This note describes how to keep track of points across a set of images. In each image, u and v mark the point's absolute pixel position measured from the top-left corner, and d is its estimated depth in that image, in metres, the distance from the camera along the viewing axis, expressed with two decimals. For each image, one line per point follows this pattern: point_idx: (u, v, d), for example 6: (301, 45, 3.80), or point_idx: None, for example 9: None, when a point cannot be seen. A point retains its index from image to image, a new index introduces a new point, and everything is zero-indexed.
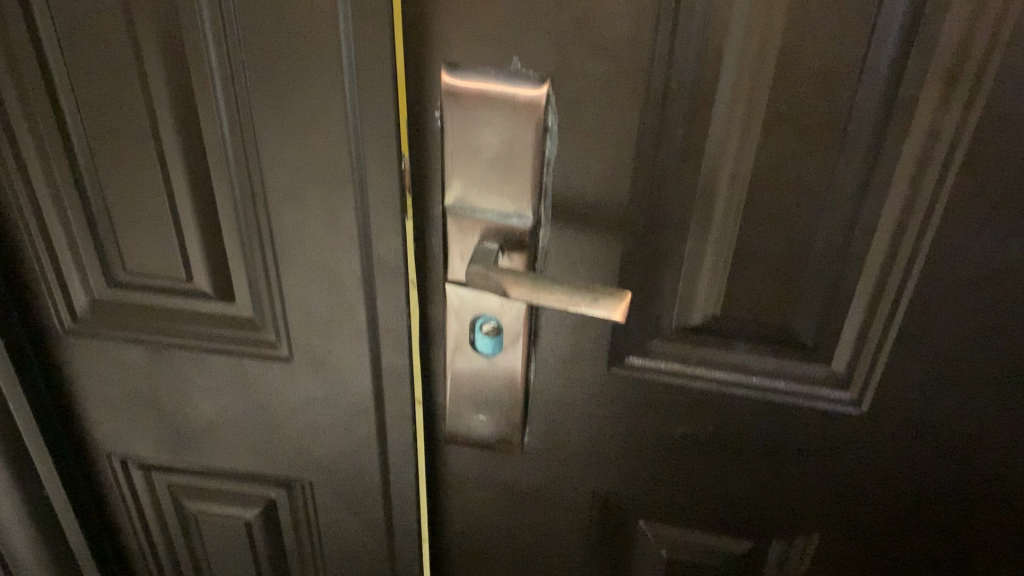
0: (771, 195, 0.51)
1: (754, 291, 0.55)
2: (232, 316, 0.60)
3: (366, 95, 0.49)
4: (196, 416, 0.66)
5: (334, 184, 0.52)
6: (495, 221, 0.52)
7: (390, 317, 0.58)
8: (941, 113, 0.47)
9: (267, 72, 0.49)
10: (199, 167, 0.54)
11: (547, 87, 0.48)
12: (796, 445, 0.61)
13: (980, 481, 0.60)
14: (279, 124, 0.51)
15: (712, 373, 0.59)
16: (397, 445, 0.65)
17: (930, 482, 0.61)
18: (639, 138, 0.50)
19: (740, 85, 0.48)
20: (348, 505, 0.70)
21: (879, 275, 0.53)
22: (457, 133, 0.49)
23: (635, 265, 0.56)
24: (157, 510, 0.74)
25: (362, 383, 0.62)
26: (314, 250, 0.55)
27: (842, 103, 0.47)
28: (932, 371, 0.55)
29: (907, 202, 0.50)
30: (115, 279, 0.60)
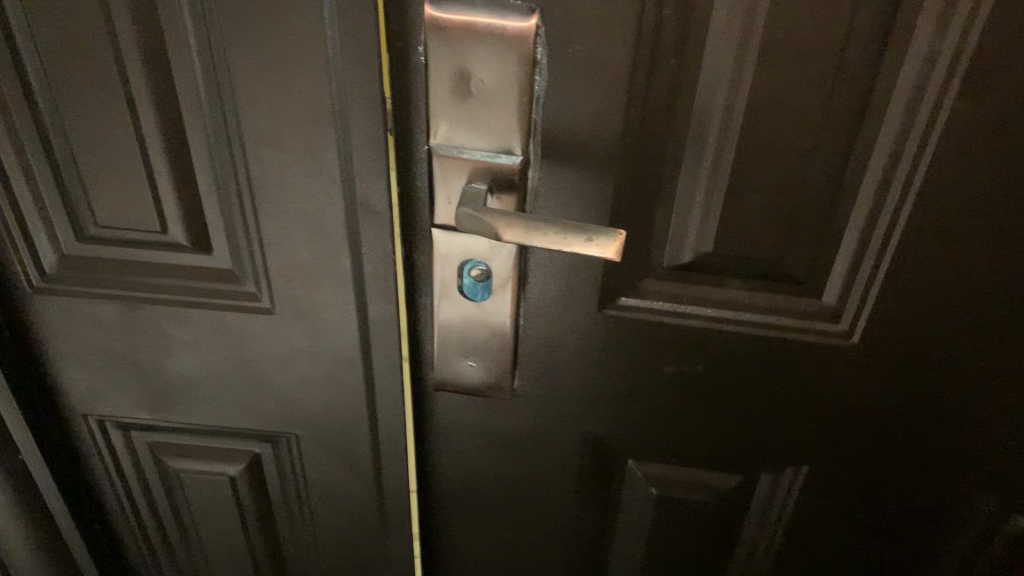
0: (766, 127, 0.50)
1: (746, 228, 0.54)
2: (210, 268, 0.58)
3: (346, 33, 0.47)
4: (175, 371, 0.64)
5: (315, 126, 0.50)
6: (483, 161, 0.51)
7: (376, 265, 0.56)
8: (940, 38, 0.46)
9: (240, 9, 0.46)
10: (171, 112, 0.51)
11: (536, 19, 0.46)
12: (786, 378, 0.61)
13: (968, 408, 0.61)
14: (255, 64, 0.48)
15: (704, 311, 0.59)
16: (385, 393, 0.64)
17: (919, 412, 0.61)
18: (632, 70, 0.49)
19: (736, 14, 0.46)
20: (335, 456, 0.69)
21: (872, 206, 0.53)
22: (442, 69, 0.48)
23: (626, 205, 0.54)
24: (138, 469, 0.72)
25: (348, 332, 0.60)
26: (295, 197, 0.53)
27: (840, 30, 0.46)
28: (922, 301, 0.56)
29: (903, 131, 0.49)
30: (85, 234, 0.57)
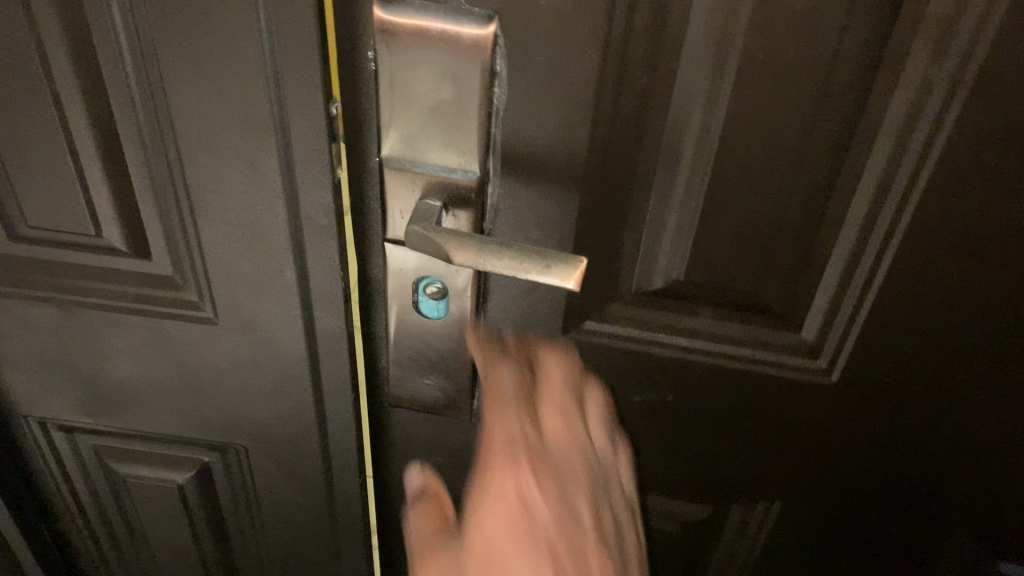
0: (743, 152, 0.46)
1: (720, 256, 0.51)
2: (150, 274, 0.55)
3: (286, 34, 0.43)
4: (116, 377, 0.60)
5: (254, 132, 0.46)
6: (439, 175, 0.47)
7: (322, 278, 0.53)
8: (935, 64, 0.42)
9: (170, 6, 0.42)
10: (102, 110, 0.47)
11: (495, 25, 0.42)
12: (761, 411, 0.58)
13: (952, 450, 0.57)
14: (187, 64, 0.44)
15: (673, 339, 0.55)
16: (337, 407, 0.61)
17: (900, 449, 0.58)
18: (599, 87, 0.44)
19: (713, 29, 0.42)
20: (286, 469, 0.66)
21: (856, 239, 0.49)
22: (392, 76, 0.44)
23: (592, 226, 0.51)
24: (84, 472, 0.69)
25: (297, 345, 0.57)
26: (235, 204, 0.50)
27: (826, 51, 0.42)
28: (908, 339, 0.52)
29: (892, 161, 0.45)
30: (16, 235, 0.54)
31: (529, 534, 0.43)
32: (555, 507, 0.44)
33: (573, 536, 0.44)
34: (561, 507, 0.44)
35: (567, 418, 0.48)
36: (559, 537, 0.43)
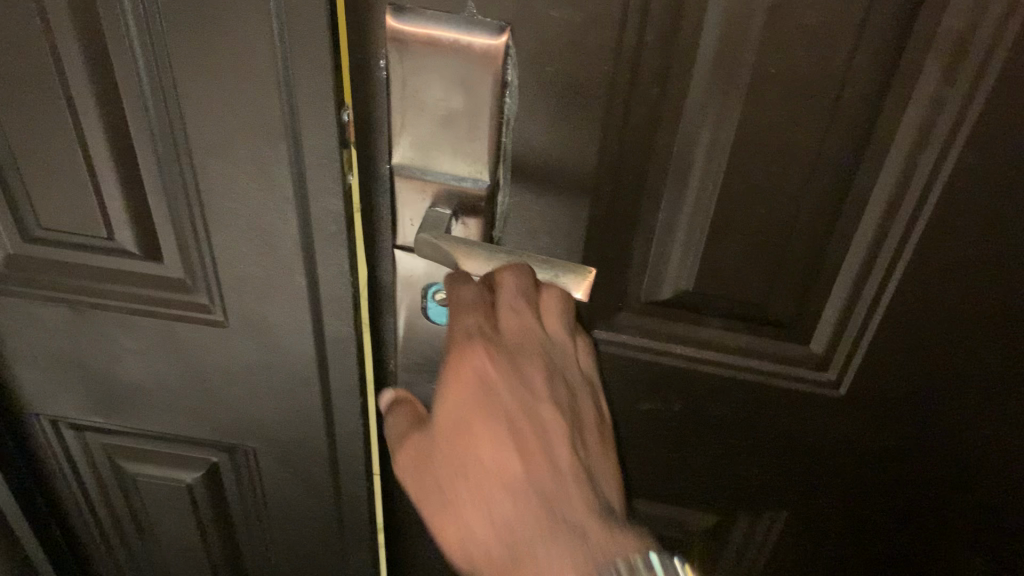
0: (754, 167, 0.46)
1: (730, 269, 0.51)
2: (161, 276, 0.55)
3: (299, 43, 0.43)
4: (127, 377, 0.61)
5: (266, 140, 0.47)
6: (449, 183, 0.47)
7: (331, 283, 0.54)
8: (948, 81, 0.41)
9: (184, 14, 0.42)
10: (116, 112, 0.48)
11: (507, 36, 0.42)
12: (770, 422, 0.57)
13: (960, 463, 0.57)
14: (201, 71, 0.45)
15: (681, 349, 0.55)
16: (345, 410, 0.61)
17: (909, 461, 0.58)
18: (610, 99, 0.44)
19: (725, 44, 0.42)
20: (293, 471, 0.66)
21: (867, 253, 0.49)
22: (404, 85, 0.44)
23: (601, 237, 0.51)
24: (94, 470, 0.70)
25: (305, 349, 0.57)
26: (246, 209, 0.50)
27: (838, 68, 0.42)
28: (918, 352, 0.52)
29: (903, 176, 0.45)
30: (29, 236, 0.54)
31: (494, 412, 0.43)
32: (519, 392, 0.44)
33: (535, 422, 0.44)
34: (524, 392, 0.44)
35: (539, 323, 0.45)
36: (521, 416, 0.44)
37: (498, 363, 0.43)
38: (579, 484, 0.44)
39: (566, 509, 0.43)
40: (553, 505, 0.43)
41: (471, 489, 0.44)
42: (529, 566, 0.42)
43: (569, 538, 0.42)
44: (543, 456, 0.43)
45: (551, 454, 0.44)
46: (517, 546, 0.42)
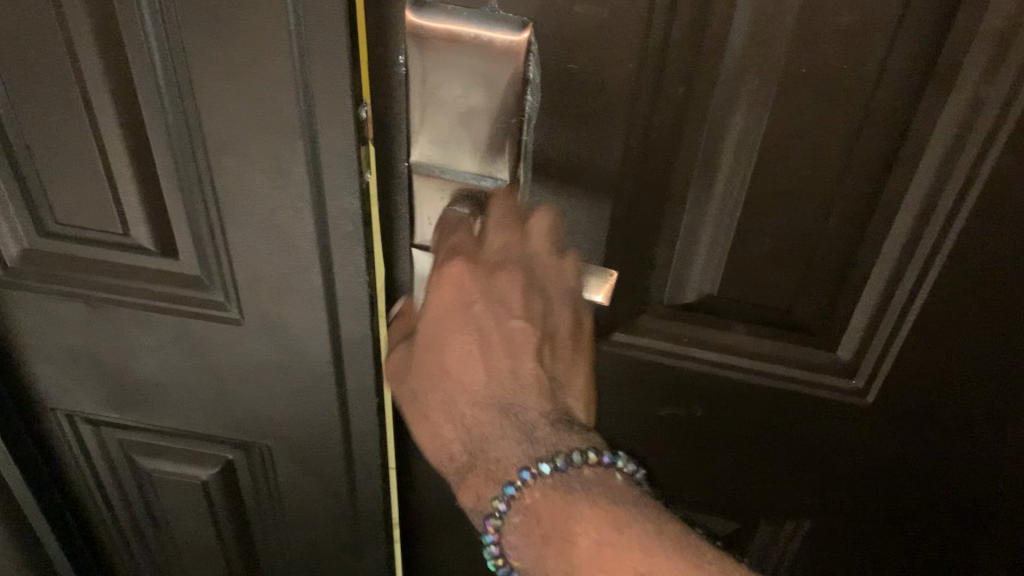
0: (781, 169, 0.44)
1: (755, 273, 0.49)
2: (176, 273, 0.54)
3: (315, 40, 0.42)
4: (143, 373, 0.60)
5: (281, 137, 0.46)
6: (466, 182, 0.46)
7: (348, 284, 0.53)
8: (987, 82, 0.40)
9: (199, 9, 0.42)
10: (130, 107, 0.47)
11: (529, 32, 0.41)
12: (793, 431, 0.56)
13: (985, 477, 0.56)
14: (216, 67, 0.44)
15: (704, 355, 0.54)
16: (361, 409, 0.60)
17: (938, 473, 0.56)
18: (635, 98, 0.43)
19: (754, 42, 0.41)
20: (308, 470, 0.65)
21: (898, 259, 0.47)
22: (423, 81, 0.43)
23: (622, 239, 0.50)
24: (109, 465, 0.69)
25: (320, 349, 0.56)
26: (261, 208, 0.49)
27: (872, 68, 0.40)
28: (948, 361, 0.50)
29: (938, 180, 0.44)
30: (45, 230, 0.54)
31: (466, 323, 0.45)
32: (492, 304, 0.45)
33: (502, 334, 0.45)
34: (500, 309, 0.45)
35: (524, 239, 0.45)
36: (490, 331, 0.45)
37: (474, 270, 0.44)
38: (535, 396, 0.45)
39: (514, 405, 0.45)
40: (507, 412, 0.45)
41: (439, 402, 0.46)
42: (478, 468, 0.44)
43: (514, 438, 0.44)
44: (505, 363, 0.45)
45: (513, 368, 0.45)
46: (468, 433, 0.45)
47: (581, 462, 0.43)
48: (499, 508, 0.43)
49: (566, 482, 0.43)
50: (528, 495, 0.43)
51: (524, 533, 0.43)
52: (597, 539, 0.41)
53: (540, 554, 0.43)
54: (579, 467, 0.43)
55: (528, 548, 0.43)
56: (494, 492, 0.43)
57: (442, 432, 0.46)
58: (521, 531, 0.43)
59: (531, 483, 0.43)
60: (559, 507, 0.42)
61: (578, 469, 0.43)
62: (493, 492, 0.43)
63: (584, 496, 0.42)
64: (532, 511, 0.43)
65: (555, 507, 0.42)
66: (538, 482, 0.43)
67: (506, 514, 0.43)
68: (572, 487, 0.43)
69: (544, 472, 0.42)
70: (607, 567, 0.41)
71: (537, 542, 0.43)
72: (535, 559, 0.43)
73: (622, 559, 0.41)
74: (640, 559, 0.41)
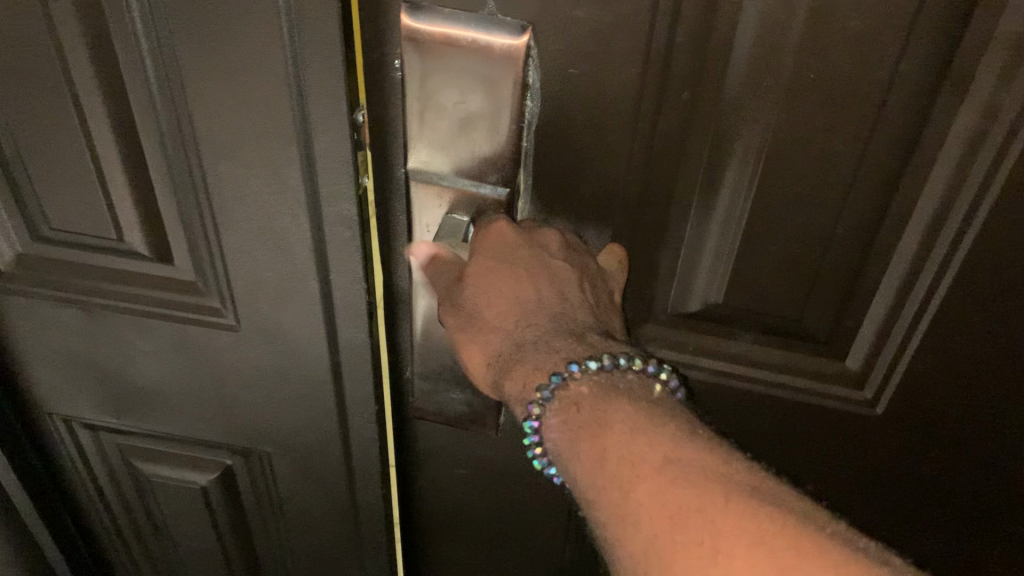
0: (788, 176, 0.43)
1: (761, 282, 0.48)
2: (172, 278, 0.53)
3: (309, 44, 0.41)
4: (139, 378, 0.60)
5: (275, 143, 0.45)
6: (468, 189, 0.46)
7: (345, 290, 0.52)
8: (1003, 88, 0.38)
9: (189, 13, 0.40)
10: (122, 112, 0.46)
11: (528, 36, 0.40)
12: (802, 436, 0.55)
13: (993, 488, 0.54)
14: (208, 73, 0.43)
15: (710, 363, 0.53)
16: (360, 415, 0.59)
17: (960, 480, 0.55)
18: (638, 104, 0.42)
19: (761, 47, 0.39)
20: (308, 475, 0.65)
21: (908, 269, 0.46)
22: (422, 86, 0.42)
23: (625, 246, 0.48)
24: (108, 469, 0.69)
25: (318, 356, 0.55)
26: (256, 214, 0.48)
27: (883, 74, 0.39)
28: (959, 372, 0.49)
29: (950, 189, 0.42)
30: (39, 235, 0.53)
31: (514, 263, 0.44)
32: (539, 257, 0.45)
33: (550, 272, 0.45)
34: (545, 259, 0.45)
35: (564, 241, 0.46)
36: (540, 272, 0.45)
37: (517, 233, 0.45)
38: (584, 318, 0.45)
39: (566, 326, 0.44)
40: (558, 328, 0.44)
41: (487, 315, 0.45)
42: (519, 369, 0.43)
43: (562, 341, 0.43)
44: (554, 295, 0.44)
45: (561, 291, 0.45)
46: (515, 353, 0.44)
47: (627, 365, 0.41)
48: (542, 396, 0.41)
49: (612, 385, 0.40)
50: (573, 387, 0.40)
51: (564, 424, 0.40)
52: (629, 427, 0.37)
53: (576, 445, 0.39)
54: (625, 372, 0.41)
55: (566, 441, 0.40)
56: (538, 382, 0.41)
57: (489, 342, 0.45)
58: (560, 423, 0.40)
59: (577, 376, 0.40)
60: (601, 401, 0.39)
61: (625, 373, 0.41)
62: (539, 382, 0.41)
63: (627, 397, 0.39)
64: (575, 404, 0.40)
65: (596, 399, 0.39)
66: (585, 376, 0.40)
67: (548, 404, 0.41)
68: (617, 387, 0.40)
69: (590, 367, 0.40)
70: (635, 452, 0.36)
71: (574, 432, 0.39)
72: (571, 452, 0.39)
73: (651, 448, 0.36)
74: (671, 450, 0.35)
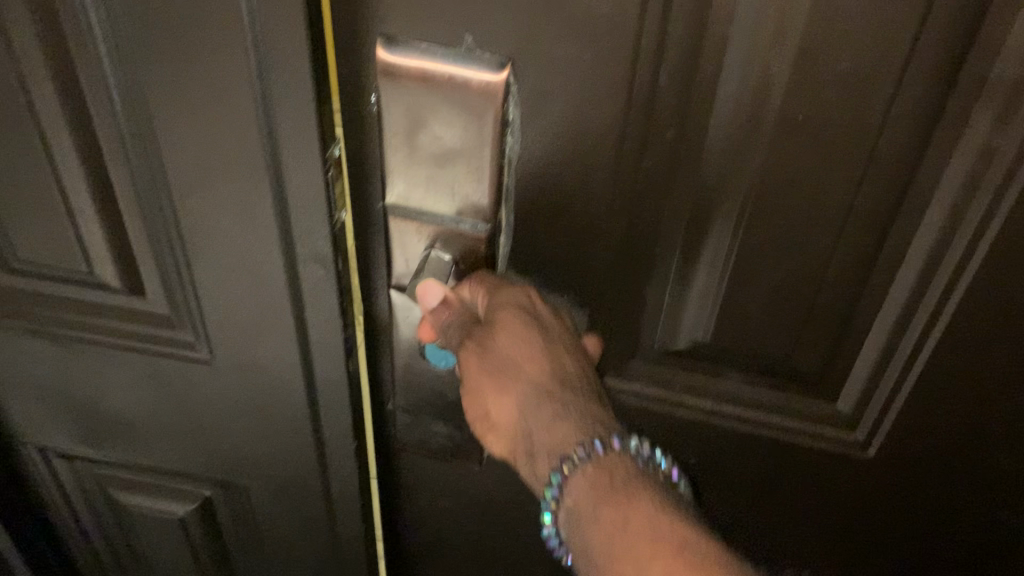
0: (777, 217, 0.42)
1: (750, 321, 0.47)
2: (145, 310, 0.52)
3: (279, 80, 0.40)
4: (113, 410, 0.58)
5: (245, 179, 0.43)
6: (447, 225, 0.44)
7: (321, 326, 0.50)
8: (999, 134, 0.37)
9: (155, 46, 0.39)
10: (90, 145, 0.44)
11: (507, 72, 0.38)
12: (793, 474, 0.54)
13: (982, 519, 0.54)
14: (175, 107, 0.41)
15: (698, 403, 0.51)
16: (338, 450, 0.58)
17: (951, 513, 0.54)
18: (621, 143, 0.40)
19: (749, 84, 0.38)
20: (287, 507, 0.63)
21: (901, 312, 0.44)
22: (398, 122, 0.41)
23: (610, 284, 0.47)
24: (85, 498, 0.67)
25: (295, 390, 0.54)
26: (228, 249, 0.47)
27: (874, 114, 0.38)
28: (953, 413, 0.47)
29: (944, 233, 0.41)
30: (7, 267, 0.51)
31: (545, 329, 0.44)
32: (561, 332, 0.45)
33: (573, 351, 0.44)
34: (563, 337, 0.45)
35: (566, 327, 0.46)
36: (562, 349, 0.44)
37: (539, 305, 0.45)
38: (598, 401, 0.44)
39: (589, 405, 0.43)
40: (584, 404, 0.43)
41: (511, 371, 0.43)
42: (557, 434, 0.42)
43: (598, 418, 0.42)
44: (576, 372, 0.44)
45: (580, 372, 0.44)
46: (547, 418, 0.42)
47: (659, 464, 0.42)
48: (580, 453, 0.40)
49: (643, 471, 0.41)
50: (612, 457, 0.40)
51: (589, 489, 0.40)
52: (661, 518, 0.38)
53: (596, 514, 0.39)
54: (656, 469, 0.41)
55: (585, 505, 0.40)
56: (578, 440, 0.41)
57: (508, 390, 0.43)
58: (587, 486, 0.40)
59: (618, 450, 0.41)
60: (634, 484, 0.40)
61: (655, 470, 0.41)
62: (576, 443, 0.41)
63: (658, 490, 0.40)
64: (606, 473, 0.40)
65: (630, 480, 0.40)
66: (625, 454, 0.41)
67: (581, 463, 0.40)
68: (648, 476, 0.41)
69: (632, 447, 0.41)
70: (664, 545, 0.37)
71: (599, 500, 0.39)
72: (587, 518, 0.39)
73: (679, 547, 0.37)
74: (696, 553, 0.37)
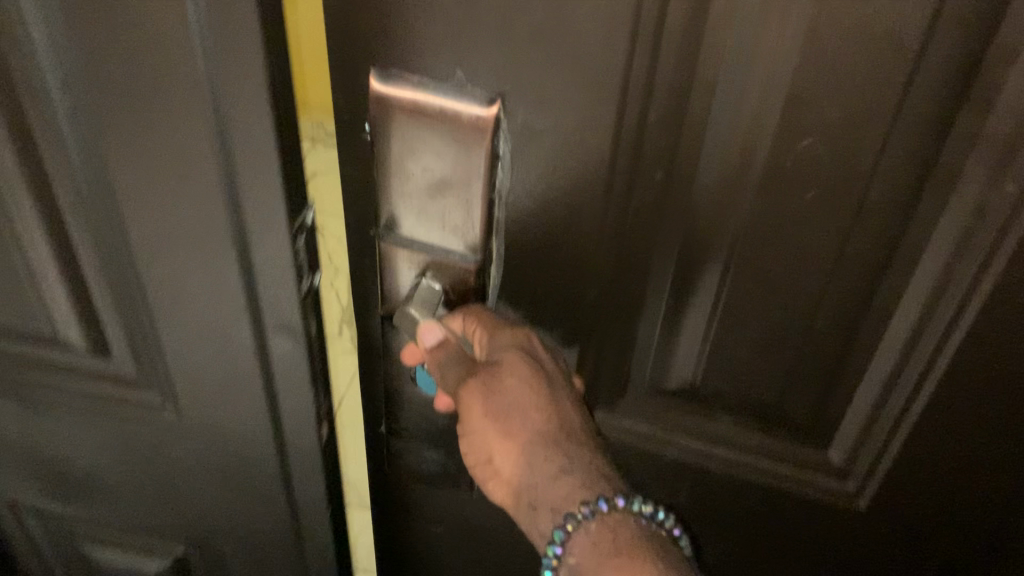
0: (765, 262, 0.40)
1: (739, 365, 0.45)
2: (109, 367, 0.50)
3: (237, 137, 0.38)
4: (80, 468, 0.56)
5: (205, 240, 0.42)
6: (436, 257, 0.43)
7: (288, 386, 0.49)
8: (993, 189, 0.35)
9: (110, 99, 0.37)
10: (48, 198, 0.43)
11: (496, 108, 0.37)
12: (790, 518, 0.52)
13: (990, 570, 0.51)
14: (131, 166, 0.39)
15: (691, 444, 0.50)
16: (311, 506, 0.56)
17: (955, 563, 0.51)
18: (606, 183, 0.39)
19: (735, 128, 0.37)
20: (260, 564, 0.61)
21: (897, 360, 0.43)
22: (389, 152, 0.40)
23: (601, 320, 0.45)
24: (60, 553, 0.65)
25: (262, 451, 0.52)
26: (189, 311, 0.45)
27: (864, 162, 0.36)
28: (952, 464, 0.45)
29: (938, 282, 0.39)
30: None
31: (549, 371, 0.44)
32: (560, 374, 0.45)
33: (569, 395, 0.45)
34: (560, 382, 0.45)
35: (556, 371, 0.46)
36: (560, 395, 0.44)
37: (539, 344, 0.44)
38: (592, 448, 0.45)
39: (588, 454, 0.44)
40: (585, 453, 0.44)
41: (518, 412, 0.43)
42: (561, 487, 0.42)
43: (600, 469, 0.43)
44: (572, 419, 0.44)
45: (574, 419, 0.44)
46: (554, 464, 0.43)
47: (660, 520, 0.43)
48: (584, 510, 0.41)
49: (643, 530, 0.42)
50: (616, 516, 0.41)
51: (594, 548, 0.41)
52: None
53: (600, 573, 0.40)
54: (657, 527, 0.43)
55: (589, 564, 0.41)
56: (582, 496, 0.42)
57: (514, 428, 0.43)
58: (591, 543, 0.41)
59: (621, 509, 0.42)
60: (636, 544, 0.41)
61: (656, 528, 0.43)
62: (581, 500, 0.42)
63: (658, 552, 0.41)
64: (610, 533, 0.41)
65: (631, 540, 0.41)
66: (628, 513, 0.42)
67: (585, 520, 0.41)
68: (649, 537, 0.42)
69: (633, 506, 0.42)
70: None
71: (604, 560, 0.41)
72: None
73: None
74: None
